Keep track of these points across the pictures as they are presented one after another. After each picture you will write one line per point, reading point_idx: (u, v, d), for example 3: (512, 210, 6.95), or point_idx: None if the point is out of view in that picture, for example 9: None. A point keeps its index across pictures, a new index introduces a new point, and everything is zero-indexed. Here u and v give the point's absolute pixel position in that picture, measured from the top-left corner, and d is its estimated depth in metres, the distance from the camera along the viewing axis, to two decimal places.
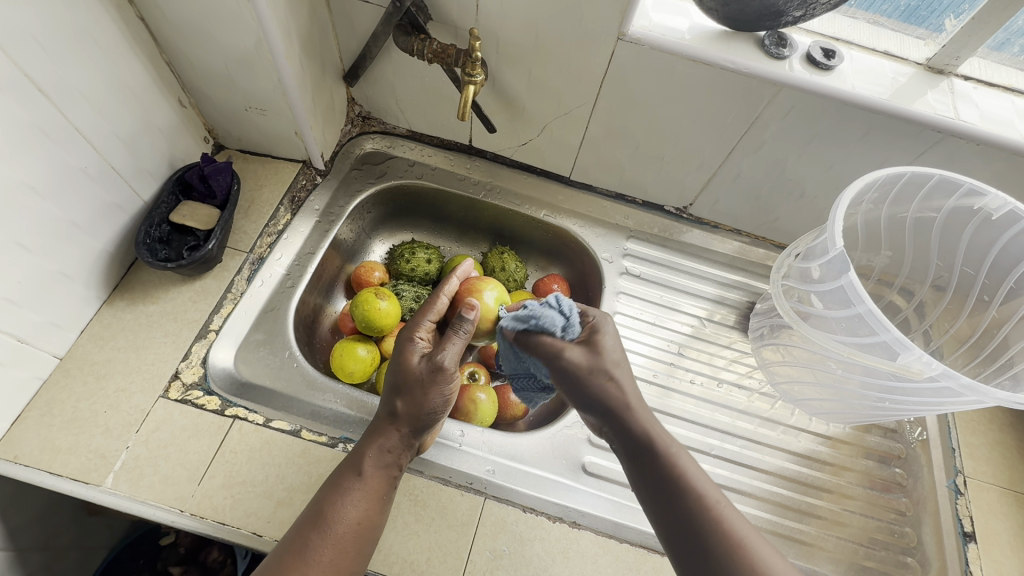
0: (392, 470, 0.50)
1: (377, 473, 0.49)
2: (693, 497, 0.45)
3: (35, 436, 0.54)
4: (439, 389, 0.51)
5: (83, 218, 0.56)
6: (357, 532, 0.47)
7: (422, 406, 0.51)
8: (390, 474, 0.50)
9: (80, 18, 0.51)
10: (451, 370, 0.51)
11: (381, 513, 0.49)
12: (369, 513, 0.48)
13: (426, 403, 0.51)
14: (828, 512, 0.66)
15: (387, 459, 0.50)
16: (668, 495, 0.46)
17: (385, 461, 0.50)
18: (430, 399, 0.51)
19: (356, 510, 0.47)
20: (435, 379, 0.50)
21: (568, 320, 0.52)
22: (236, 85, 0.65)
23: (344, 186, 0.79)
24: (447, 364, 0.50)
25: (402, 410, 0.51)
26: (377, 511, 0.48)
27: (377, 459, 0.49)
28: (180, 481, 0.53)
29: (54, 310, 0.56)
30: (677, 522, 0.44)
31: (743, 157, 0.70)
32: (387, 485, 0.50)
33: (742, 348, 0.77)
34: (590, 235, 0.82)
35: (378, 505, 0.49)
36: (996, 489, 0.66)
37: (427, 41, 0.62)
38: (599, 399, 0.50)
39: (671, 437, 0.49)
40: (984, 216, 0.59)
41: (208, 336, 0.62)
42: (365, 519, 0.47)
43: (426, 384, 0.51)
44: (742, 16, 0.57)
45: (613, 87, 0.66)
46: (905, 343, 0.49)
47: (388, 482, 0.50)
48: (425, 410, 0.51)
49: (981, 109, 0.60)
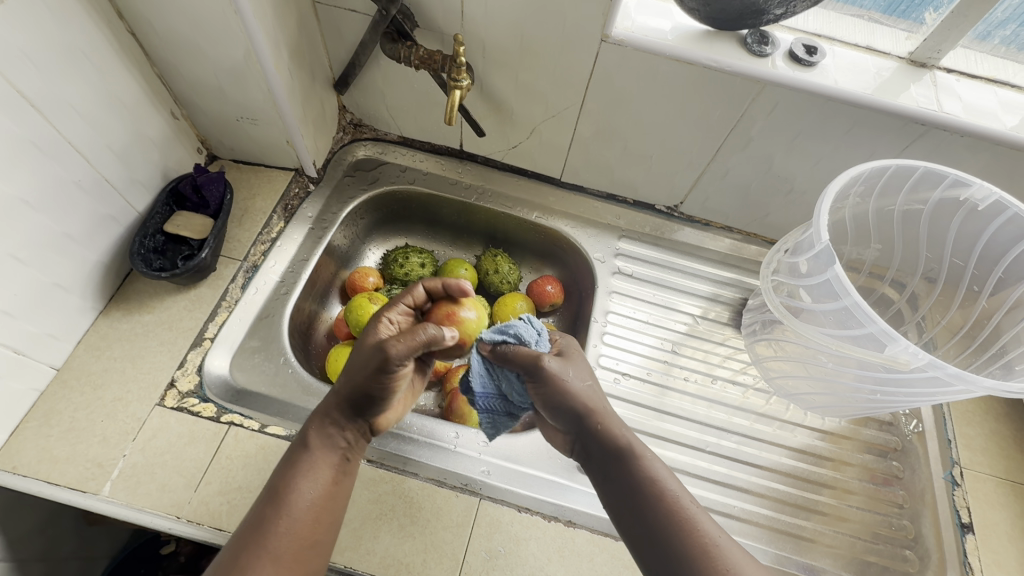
0: (341, 442, 0.51)
1: (323, 445, 0.50)
2: (660, 499, 0.46)
3: (32, 447, 0.54)
4: (383, 373, 0.48)
5: (77, 230, 0.57)
6: (312, 504, 0.47)
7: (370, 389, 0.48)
8: (338, 445, 0.50)
9: (70, 34, 0.51)
10: (404, 365, 0.48)
11: (336, 483, 0.49)
12: (323, 484, 0.48)
13: (371, 381, 0.49)
14: (828, 507, 0.66)
15: (331, 433, 0.50)
16: (635, 496, 0.47)
17: (329, 434, 0.50)
18: (377, 380, 0.48)
19: (307, 482, 0.47)
20: (380, 366, 0.47)
21: (540, 335, 0.56)
22: (228, 97, 0.66)
23: (337, 193, 0.79)
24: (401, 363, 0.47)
25: (343, 387, 0.50)
26: (331, 483, 0.49)
27: (324, 435, 0.50)
28: (177, 488, 0.54)
29: (49, 321, 0.57)
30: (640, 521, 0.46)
31: (731, 155, 0.71)
32: (338, 455, 0.50)
33: (736, 345, 0.77)
34: (583, 236, 0.82)
35: (331, 475, 0.49)
36: (994, 479, 0.66)
37: (413, 48, 0.63)
38: (571, 409, 0.52)
39: (638, 443, 0.51)
40: (971, 206, 0.60)
41: (203, 344, 0.63)
42: (319, 490, 0.48)
43: (368, 370, 0.48)
44: (722, 16, 0.58)
45: (599, 88, 0.67)
46: (892, 335, 0.50)
47: (339, 453, 0.50)
48: (375, 390, 0.49)
49: (964, 101, 0.60)
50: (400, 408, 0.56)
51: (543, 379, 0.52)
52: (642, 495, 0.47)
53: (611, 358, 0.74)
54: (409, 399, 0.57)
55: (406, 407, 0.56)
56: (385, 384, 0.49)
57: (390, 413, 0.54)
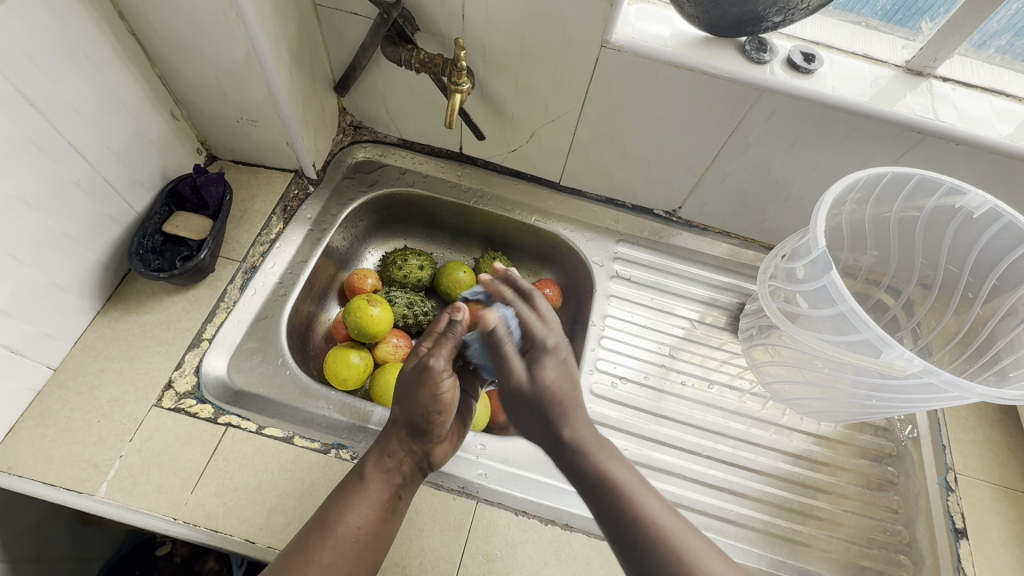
0: (396, 478, 0.51)
1: (378, 478, 0.51)
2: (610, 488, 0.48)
3: (28, 447, 0.54)
4: (429, 389, 0.50)
5: (76, 230, 0.57)
6: (356, 537, 0.47)
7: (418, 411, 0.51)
8: (391, 480, 0.51)
9: (72, 34, 0.52)
10: (442, 372, 0.51)
11: (383, 520, 0.49)
12: (371, 520, 0.49)
13: (418, 406, 0.51)
14: (823, 512, 0.66)
15: (388, 465, 0.51)
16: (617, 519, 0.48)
17: (385, 467, 0.51)
18: (421, 401, 0.51)
19: (356, 515, 0.48)
20: (423, 380, 0.51)
21: None
22: (228, 98, 0.66)
23: (337, 195, 0.80)
24: (439, 367, 0.51)
25: (400, 415, 0.53)
26: (378, 518, 0.49)
27: (380, 466, 0.51)
28: (174, 489, 0.54)
29: (46, 321, 0.57)
30: (627, 545, 0.46)
31: (729, 161, 0.71)
32: (391, 492, 0.50)
33: (733, 349, 0.77)
34: (581, 240, 0.83)
35: (378, 511, 0.49)
36: (988, 485, 0.66)
37: (414, 52, 0.63)
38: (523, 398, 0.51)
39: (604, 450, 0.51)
40: (966, 214, 0.60)
41: (201, 345, 0.63)
42: (366, 525, 0.48)
43: (416, 386, 0.51)
44: (721, 23, 0.59)
45: (598, 93, 0.67)
46: (888, 341, 0.50)
47: (393, 489, 0.51)
48: (423, 417, 0.50)
49: (960, 109, 0.61)
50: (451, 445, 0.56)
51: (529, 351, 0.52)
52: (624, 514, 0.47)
53: (608, 362, 0.75)
54: (458, 439, 0.57)
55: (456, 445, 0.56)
56: (433, 406, 0.50)
57: (442, 450, 0.55)
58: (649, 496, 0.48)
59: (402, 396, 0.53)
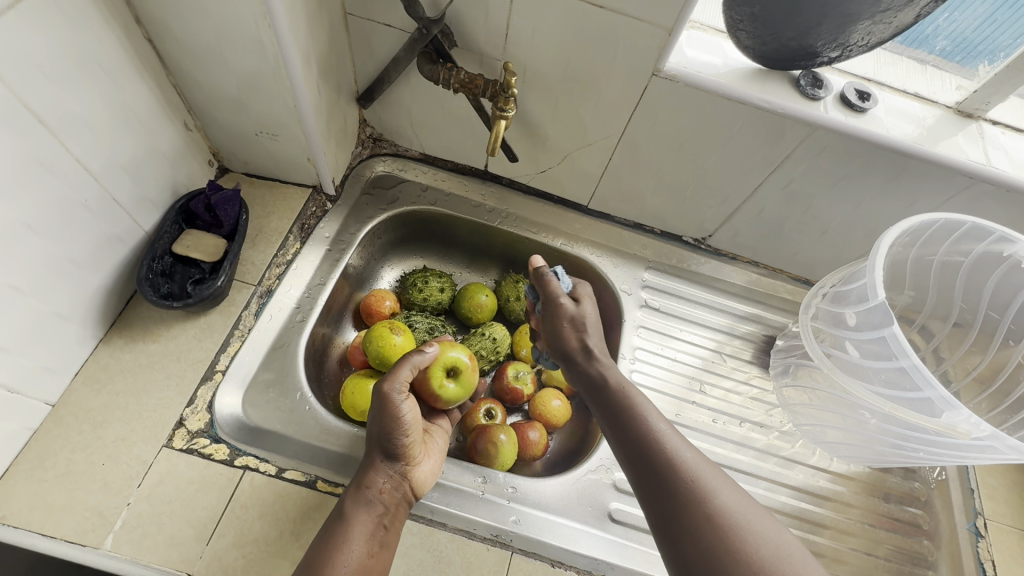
0: (377, 508, 0.50)
1: (358, 511, 0.49)
2: (618, 394, 0.53)
3: (24, 494, 0.49)
4: (388, 413, 0.52)
5: (81, 254, 0.52)
6: None
7: (384, 434, 0.52)
8: (374, 511, 0.50)
9: (85, 40, 0.46)
10: (397, 398, 0.52)
11: (372, 554, 0.47)
12: (358, 554, 0.47)
13: (387, 430, 0.52)
14: (828, 549, 0.65)
15: (368, 498, 0.50)
16: (635, 445, 0.48)
17: (365, 500, 0.50)
18: (388, 423, 0.52)
19: (342, 551, 0.46)
20: (382, 406, 0.53)
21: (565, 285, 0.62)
22: (247, 110, 0.61)
23: (355, 212, 0.75)
24: (389, 390, 0.53)
25: (372, 447, 0.54)
26: (368, 554, 0.47)
27: (358, 501, 0.50)
28: (187, 541, 0.49)
29: (46, 353, 0.51)
30: (626, 434, 0.49)
31: (769, 194, 0.69)
32: (374, 523, 0.49)
33: (761, 384, 0.76)
34: (608, 266, 0.80)
35: (366, 546, 0.47)
36: (1015, 532, 0.66)
37: (454, 70, 0.59)
38: (565, 335, 0.60)
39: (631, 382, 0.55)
40: (1014, 262, 0.59)
41: (214, 378, 0.58)
42: (354, 561, 0.46)
43: (377, 414, 0.53)
44: (777, 56, 0.57)
45: (642, 120, 0.64)
46: (952, 402, 0.48)
47: (376, 520, 0.49)
48: (391, 437, 0.52)
49: (1011, 155, 0.60)
50: (432, 466, 0.56)
51: (557, 314, 0.60)
52: (644, 441, 0.48)
53: None
54: (439, 458, 0.58)
55: (437, 464, 0.57)
56: (394, 426, 0.52)
57: (422, 473, 0.55)
58: (676, 436, 0.48)
59: (370, 427, 0.55)
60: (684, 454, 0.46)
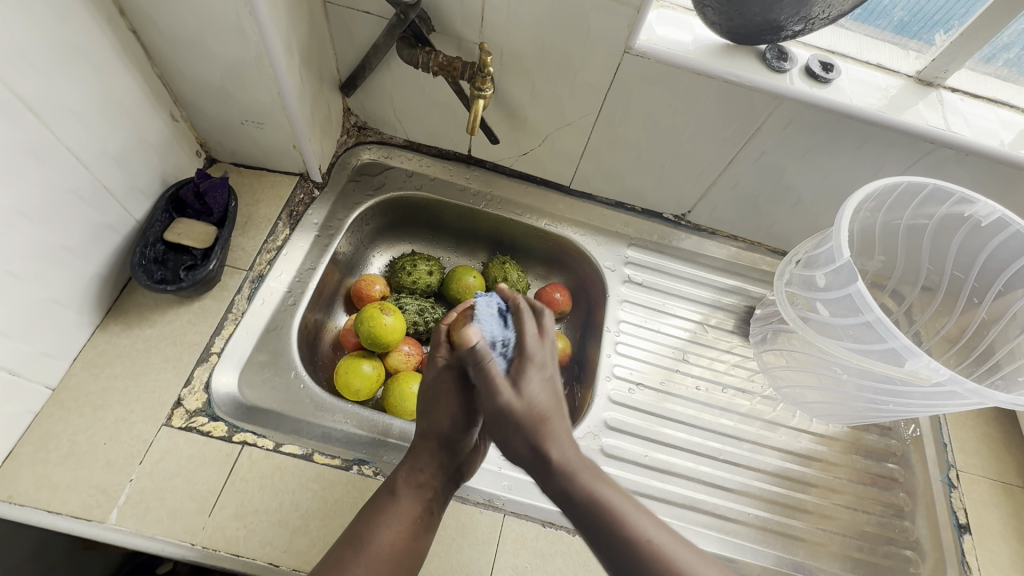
0: (427, 492, 0.50)
1: (409, 493, 0.49)
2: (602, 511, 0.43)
3: (30, 474, 0.51)
4: (445, 402, 0.51)
5: (76, 242, 0.53)
6: (391, 554, 0.46)
7: (439, 421, 0.51)
8: (424, 495, 0.50)
9: (71, 32, 0.48)
10: (454, 386, 0.51)
11: (416, 537, 0.48)
12: (404, 536, 0.47)
13: (440, 419, 0.51)
14: (815, 506, 0.68)
15: (420, 480, 0.50)
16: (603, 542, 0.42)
17: (417, 482, 0.50)
18: (444, 414, 0.51)
19: (391, 530, 0.47)
20: (442, 395, 0.51)
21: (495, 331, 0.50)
22: (232, 99, 0.62)
23: (342, 199, 0.77)
24: (450, 380, 0.51)
25: (427, 429, 0.51)
26: (413, 536, 0.48)
27: (410, 482, 0.50)
28: (190, 514, 0.51)
29: (44, 339, 0.53)
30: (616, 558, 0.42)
31: (742, 168, 0.72)
32: (422, 507, 0.49)
33: (743, 353, 0.79)
34: (591, 244, 0.82)
35: (413, 528, 0.48)
36: (987, 481, 0.69)
37: (432, 54, 0.61)
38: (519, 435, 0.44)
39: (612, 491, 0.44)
40: (974, 223, 0.62)
41: (210, 360, 0.60)
42: (399, 540, 0.47)
43: (442, 396, 0.51)
44: (743, 31, 0.59)
45: (617, 98, 0.67)
46: (914, 350, 0.51)
47: (424, 504, 0.49)
48: (450, 426, 0.51)
49: (969, 120, 0.62)
50: (479, 453, 0.56)
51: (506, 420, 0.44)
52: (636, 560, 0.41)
53: (622, 367, 0.75)
54: (484, 446, 0.57)
55: (484, 451, 0.56)
56: (463, 413, 0.51)
57: (473, 459, 0.54)
58: (638, 511, 0.43)
59: (425, 409, 0.52)
60: (658, 538, 0.42)
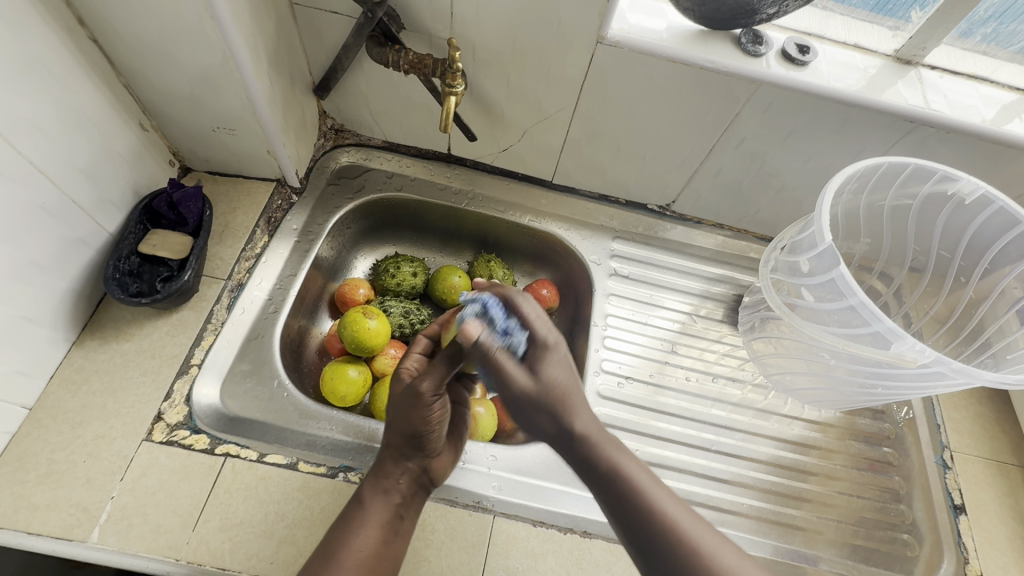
0: (395, 498, 0.49)
1: (378, 500, 0.49)
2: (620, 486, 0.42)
3: (8, 495, 0.50)
4: (416, 413, 0.48)
5: (45, 257, 0.53)
6: (361, 560, 0.45)
7: (408, 430, 0.49)
8: (392, 500, 0.49)
9: (29, 44, 0.47)
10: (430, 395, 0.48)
11: (386, 542, 0.47)
12: (373, 541, 0.46)
13: (411, 427, 0.49)
14: (813, 494, 0.67)
15: (386, 486, 0.49)
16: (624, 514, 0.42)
17: (384, 489, 0.49)
18: (414, 422, 0.49)
19: (358, 537, 0.46)
20: (412, 404, 0.48)
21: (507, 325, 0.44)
22: (203, 106, 0.61)
23: (322, 203, 0.76)
24: (425, 391, 0.48)
25: (391, 438, 0.51)
26: (381, 540, 0.47)
27: (376, 488, 0.49)
28: (173, 529, 0.51)
29: (17, 358, 0.52)
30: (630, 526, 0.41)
31: (723, 155, 0.71)
32: (391, 513, 0.49)
33: (733, 341, 0.78)
34: (576, 239, 0.81)
35: (382, 533, 0.47)
36: (981, 461, 0.69)
37: (402, 52, 0.60)
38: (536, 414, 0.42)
39: (638, 469, 0.42)
40: (958, 201, 0.61)
41: (190, 371, 0.59)
42: (370, 547, 0.46)
43: (403, 407, 0.49)
44: (717, 16, 0.58)
45: (593, 90, 0.66)
46: (899, 333, 0.51)
47: (392, 510, 0.49)
48: (418, 433, 0.49)
49: (949, 96, 0.62)
50: (449, 453, 0.55)
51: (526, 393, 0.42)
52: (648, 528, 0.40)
53: (611, 361, 0.74)
54: (456, 445, 0.56)
55: (454, 451, 0.55)
56: (422, 427, 0.49)
57: (440, 461, 0.53)
58: (657, 485, 0.42)
59: (392, 417, 0.51)
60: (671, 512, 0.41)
